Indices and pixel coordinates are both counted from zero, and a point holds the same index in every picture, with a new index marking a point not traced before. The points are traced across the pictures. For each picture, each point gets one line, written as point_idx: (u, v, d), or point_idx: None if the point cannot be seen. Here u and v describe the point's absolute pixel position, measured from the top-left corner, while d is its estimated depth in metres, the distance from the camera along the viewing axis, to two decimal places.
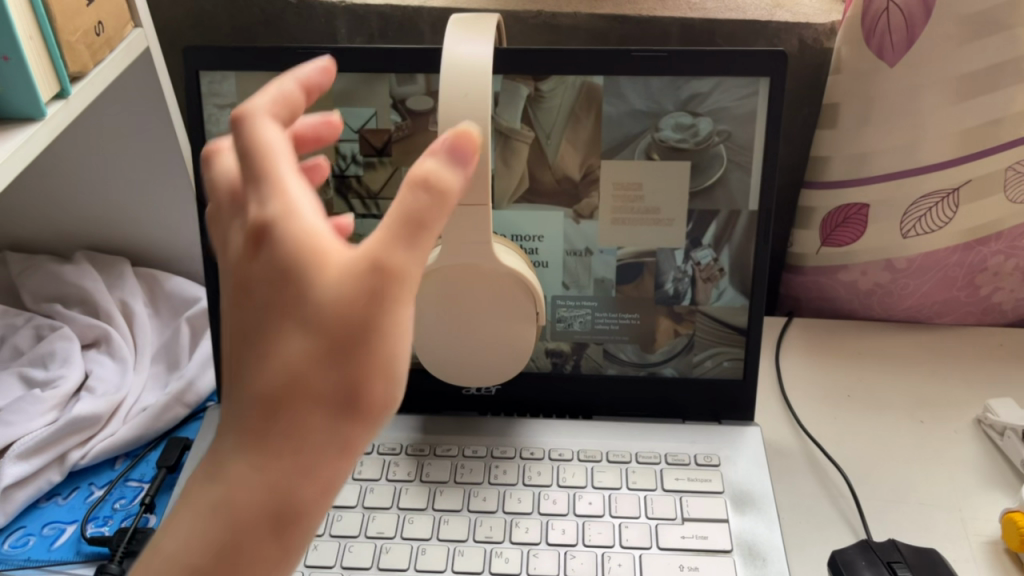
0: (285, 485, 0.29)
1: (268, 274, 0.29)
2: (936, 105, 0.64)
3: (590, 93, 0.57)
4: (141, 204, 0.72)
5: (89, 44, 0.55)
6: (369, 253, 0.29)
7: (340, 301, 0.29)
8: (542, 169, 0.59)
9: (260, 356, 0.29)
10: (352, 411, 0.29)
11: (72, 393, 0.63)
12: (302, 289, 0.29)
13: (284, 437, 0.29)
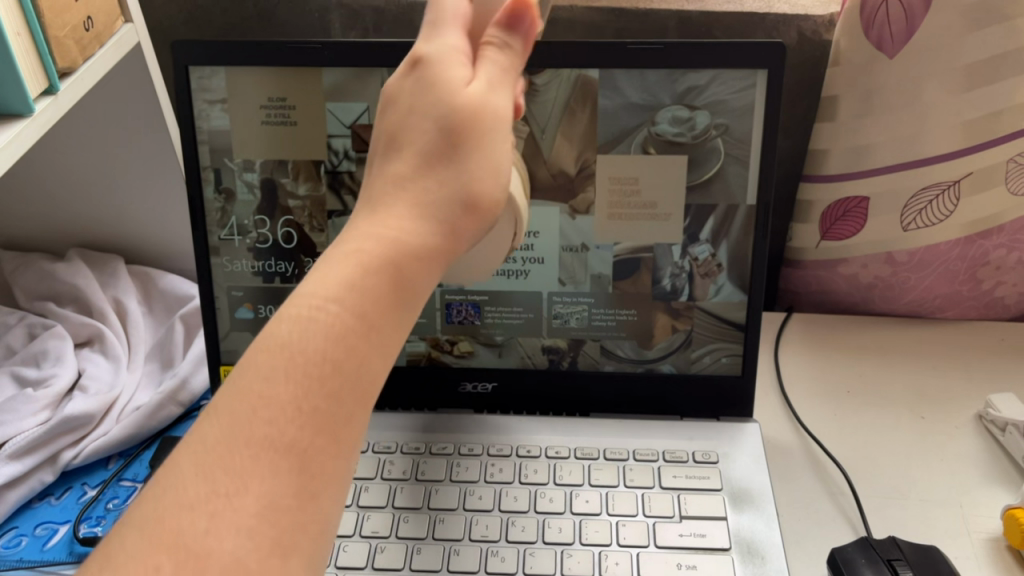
0: (410, 255, 0.33)
1: (414, 97, 0.37)
2: (936, 97, 0.63)
3: (584, 89, 0.56)
4: (135, 201, 0.72)
5: (78, 39, 0.54)
6: (487, 75, 0.36)
7: (477, 104, 0.35)
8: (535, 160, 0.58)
9: (388, 209, 0.34)
10: (476, 200, 0.35)
11: (65, 392, 0.62)
12: (441, 93, 0.36)
13: (405, 211, 0.34)
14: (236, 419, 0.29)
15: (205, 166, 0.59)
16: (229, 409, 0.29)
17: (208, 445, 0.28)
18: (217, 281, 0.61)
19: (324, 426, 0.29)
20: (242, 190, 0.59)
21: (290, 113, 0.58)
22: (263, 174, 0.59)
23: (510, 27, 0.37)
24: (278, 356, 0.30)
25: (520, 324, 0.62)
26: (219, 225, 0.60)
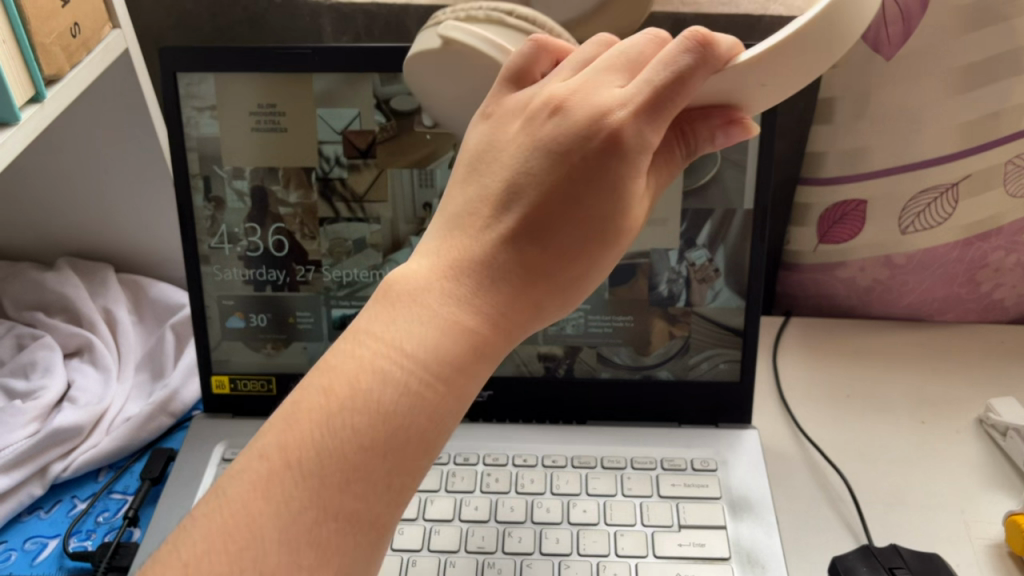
0: (499, 340, 0.35)
1: (587, 157, 0.33)
2: (933, 98, 0.63)
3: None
4: (125, 209, 0.71)
5: (64, 46, 0.53)
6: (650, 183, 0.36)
7: (626, 210, 0.34)
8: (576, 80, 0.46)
9: (501, 271, 0.34)
10: (573, 296, 0.36)
11: (54, 404, 0.61)
12: (613, 178, 0.33)
13: (516, 284, 0.34)
14: (326, 482, 0.32)
15: (194, 174, 0.58)
16: (326, 454, 0.32)
17: (297, 479, 0.31)
18: (208, 290, 0.60)
19: (401, 485, 0.33)
20: (231, 197, 0.59)
21: (280, 119, 0.57)
22: (253, 181, 0.58)
23: (713, 137, 0.38)
24: (378, 413, 0.32)
25: None
26: (209, 234, 0.59)
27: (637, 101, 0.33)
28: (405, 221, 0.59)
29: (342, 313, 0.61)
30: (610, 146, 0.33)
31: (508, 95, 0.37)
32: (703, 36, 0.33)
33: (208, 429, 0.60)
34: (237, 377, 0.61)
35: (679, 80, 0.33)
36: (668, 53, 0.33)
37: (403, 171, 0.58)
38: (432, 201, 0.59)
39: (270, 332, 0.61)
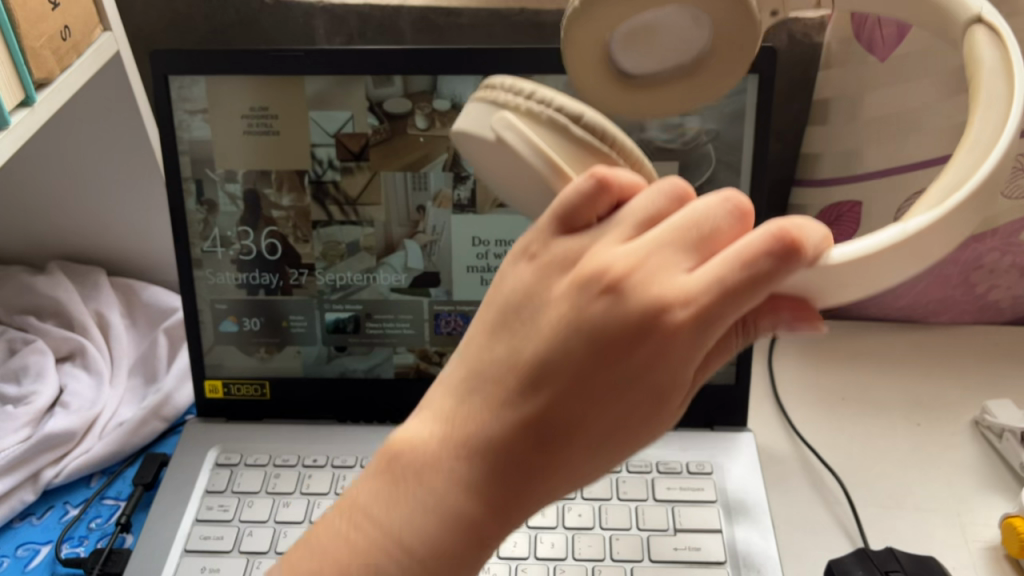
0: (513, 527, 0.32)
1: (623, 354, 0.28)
2: (928, 99, 0.63)
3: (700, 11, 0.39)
4: (117, 212, 0.71)
5: (55, 50, 0.53)
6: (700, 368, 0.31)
7: (665, 408, 0.29)
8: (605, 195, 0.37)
9: (516, 465, 0.30)
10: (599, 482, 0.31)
11: (46, 409, 0.61)
12: (651, 381, 0.28)
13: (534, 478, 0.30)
14: None
15: (186, 177, 0.58)
16: None
17: None
18: (200, 294, 0.60)
19: None
20: (224, 201, 0.58)
21: (273, 122, 0.57)
22: (245, 185, 0.58)
23: (787, 327, 0.31)
24: None
25: None
26: (201, 237, 0.59)
27: (700, 302, 0.28)
28: (399, 224, 0.59)
29: (336, 317, 0.61)
30: (662, 349, 0.28)
31: (555, 239, 0.31)
32: (790, 237, 0.28)
33: (200, 433, 0.60)
34: (230, 381, 0.61)
35: (750, 275, 0.27)
36: (742, 249, 0.28)
37: (397, 174, 0.58)
38: (426, 204, 0.59)
39: (263, 336, 0.61)
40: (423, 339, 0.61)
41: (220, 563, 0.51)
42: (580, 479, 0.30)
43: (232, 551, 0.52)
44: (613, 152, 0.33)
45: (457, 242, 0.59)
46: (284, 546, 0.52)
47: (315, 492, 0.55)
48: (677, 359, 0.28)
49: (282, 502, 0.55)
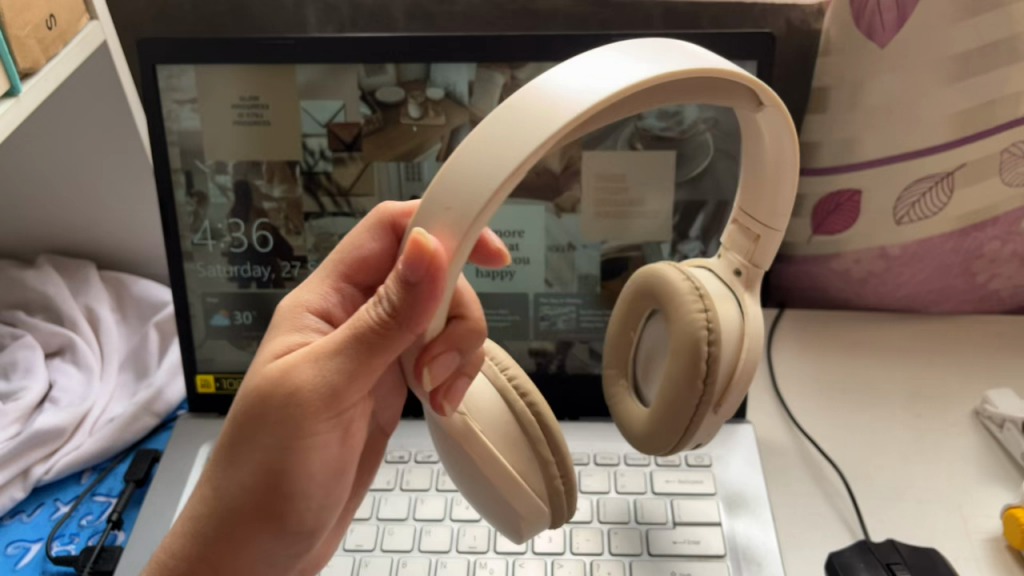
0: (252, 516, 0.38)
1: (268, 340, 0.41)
2: (929, 87, 0.62)
3: (716, 391, 0.43)
4: (108, 205, 0.70)
5: (40, 39, 0.51)
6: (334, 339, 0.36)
7: (287, 361, 0.37)
8: (524, 423, 0.38)
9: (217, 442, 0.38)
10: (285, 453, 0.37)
11: (35, 405, 0.60)
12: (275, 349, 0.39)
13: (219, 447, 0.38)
14: None
15: (175, 169, 0.57)
16: None
17: None
18: (191, 288, 0.59)
19: None
20: (214, 192, 0.58)
21: (263, 112, 0.56)
22: (236, 175, 0.57)
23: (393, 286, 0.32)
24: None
25: (506, 326, 0.61)
26: (191, 230, 0.58)
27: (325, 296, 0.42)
28: None
29: None
30: (292, 325, 0.41)
31: None
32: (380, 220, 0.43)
33: (192, 429, 0.59)
34: (223, 375, 0.60)
35: (353, 255, 0.43)
36: (353, 250, 0.43)
37: (390, 164, 0.57)
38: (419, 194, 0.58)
39: (256, 330, 0.60)
40: None
41: None
42: (249, 424, 0.37)
43: None
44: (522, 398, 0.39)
45: None
46: None
47: None
48: (286, 317, 0.41)
49: None
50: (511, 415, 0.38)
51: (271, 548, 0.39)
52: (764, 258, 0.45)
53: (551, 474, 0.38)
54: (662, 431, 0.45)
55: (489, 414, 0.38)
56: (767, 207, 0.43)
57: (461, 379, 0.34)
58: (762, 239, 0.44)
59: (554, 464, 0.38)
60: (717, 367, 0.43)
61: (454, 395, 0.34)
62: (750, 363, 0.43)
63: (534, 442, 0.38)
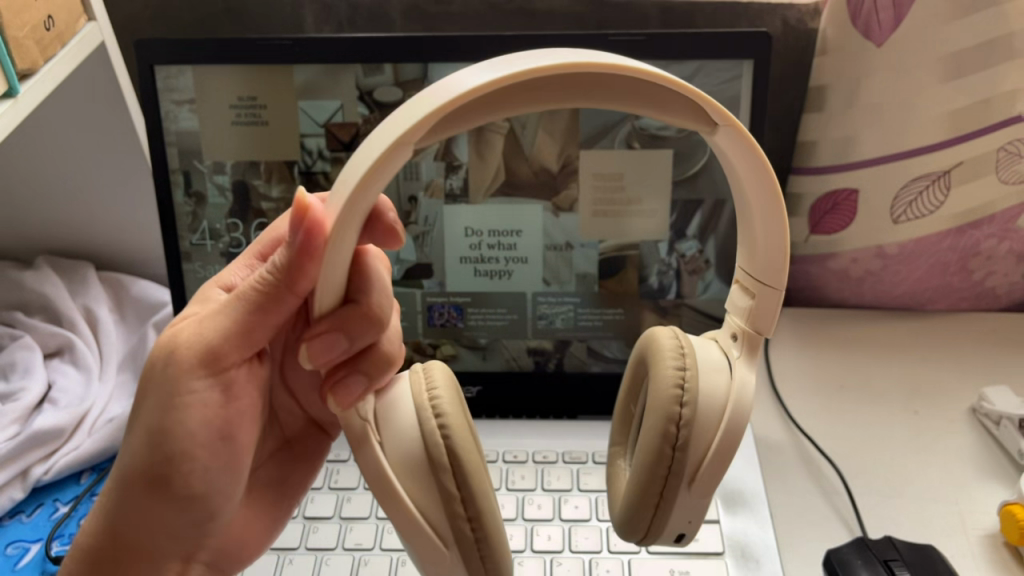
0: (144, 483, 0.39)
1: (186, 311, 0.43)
2: (925, 85, 0.62)
3: (688, 462, 0.35)
4: (107, 206, 0.70)
5: (38, 39, 0.51)
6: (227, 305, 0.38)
7: (182, 327, 0.39)
8: (433, 462, 0.32)
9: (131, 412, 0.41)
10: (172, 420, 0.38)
11: (35, 405, 0.60)
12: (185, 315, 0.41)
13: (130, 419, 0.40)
14: None
15: (174, 169, 0.57)
16: None
17: None
18: (190, 289, 0.59)
19: None
20: (213, 192, 0.58)
21: (261, 112, 0.56)
22: (234, 175, 0.58)
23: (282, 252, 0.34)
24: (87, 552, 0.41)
25: (504, 326, 0.61)
26: (189, 230, 0.59)
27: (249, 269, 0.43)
28: None
29: None
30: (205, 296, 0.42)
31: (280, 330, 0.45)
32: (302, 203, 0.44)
33: None
34: None
35: (273, 234, 0.44)
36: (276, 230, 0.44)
37: None
38: (418, 194, 0.59)
39: None
40: (417, 331, 0.62)
41: None
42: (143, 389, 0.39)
43: None
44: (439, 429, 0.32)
45: (449, 234, 0.60)
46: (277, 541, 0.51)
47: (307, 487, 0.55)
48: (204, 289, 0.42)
49: None
50: (423, 458, 0.33)
51: (171, 523, 0.40)
52: (766, 323, 0.36)
53: (462, 530, 0.32)
54: (630, 508, 0.37)
55: (392, 437, 0.33)
56: (764, 259, 0.35)
57: (353, 378, 0.34)
58: (757, 297, 0.36)
59: (467, 521, 0.32)
60: (690, 435, 0.35)
61: (343, 397, 0.33)
62: (733, 433, 0.34)
63: (446, 495, 0.32)
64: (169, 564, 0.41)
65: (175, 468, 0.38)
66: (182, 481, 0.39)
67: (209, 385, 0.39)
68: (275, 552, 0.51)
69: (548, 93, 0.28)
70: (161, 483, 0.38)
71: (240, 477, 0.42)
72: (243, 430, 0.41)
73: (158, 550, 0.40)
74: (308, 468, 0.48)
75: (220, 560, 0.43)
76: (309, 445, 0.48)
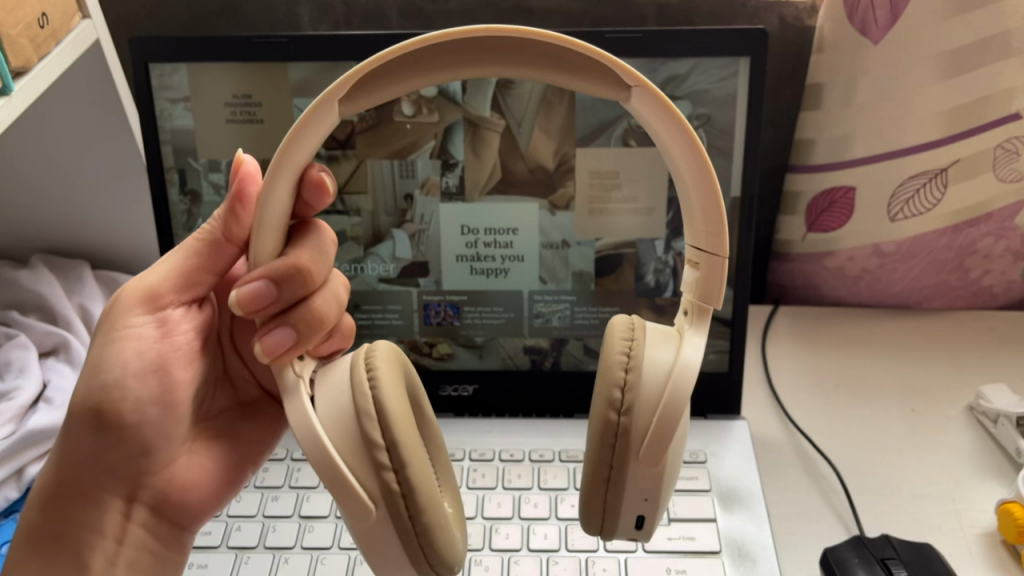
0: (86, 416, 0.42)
1: None
2: (922, 83, 0.62)
3: (633, 429, 0.34)
4: (102, 205, 0.70)
5: (32, 37, 0.51)
6: (184, 252, 0.44)
7: (141, 280, 0.44)
8: (359, 411, 0.33)
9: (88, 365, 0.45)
10: (117, 354, 0.42)
11: (30, 404, 0.59)
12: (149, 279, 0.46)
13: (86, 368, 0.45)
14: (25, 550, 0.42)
15: (169, 167, 0.58)
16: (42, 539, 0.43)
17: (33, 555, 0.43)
18: None
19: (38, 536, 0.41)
20: (208, 190, 0.59)
21: (257, 110, 0.56)
22: (230, 174, 0.58)
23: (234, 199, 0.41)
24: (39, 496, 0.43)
25: (501, 324, 0.61)
26: (185, 228, 0.59)
27: None
28: (386, 214, 0.59)
29: None
30: None
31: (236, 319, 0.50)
32: None
33: None
34: None
35: None
36: None
37: (383, 162, 0.58)
38: (413, 191, 0.59)
39: None
40: (412, 330, 0.62)
41: (207, 560, 0.50)
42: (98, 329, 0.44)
43: (220, 547, 0.51)
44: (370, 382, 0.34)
45: (445, 232, 0.60)
46: (274, 540, 0.51)
47: (304, 486, 0.55)
48: None
49: (271, 496, 0.54)
50: (353, 410, 0.33)
51: (110, 455, 0.42)
52: (714, 294, 0.36)
53: (386, 480, 0.32)
54: (586, 487, 0.36)
55: (324, 391, 0.34)
56: (704, 228, 0.35)
57: (281, 330, 0.36)
58: (702, 268, 0.36)
59: (391, 473, 0.32)
60: (633, 401, 0.34)
61: (272, 349, 0.35)
62: (677, 397, 0.33)
63: (368, 442, 0.32)
64: (112, 503, 0.42)
65: (107, 394, 0.42)
66: (114, 408, 0.42)
67: (145, 324, 0.43)
68: (271, 551, 0.51)
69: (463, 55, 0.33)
70: (95, 411, 0.41)
71: (176, 416, 0.44)
72: (177, 367, 0.44)
73: (98, 486, 0.42)
74: (262, 430, 0.50)
75: (165, 505, 0.44)
76: (263, 410, 0.51)
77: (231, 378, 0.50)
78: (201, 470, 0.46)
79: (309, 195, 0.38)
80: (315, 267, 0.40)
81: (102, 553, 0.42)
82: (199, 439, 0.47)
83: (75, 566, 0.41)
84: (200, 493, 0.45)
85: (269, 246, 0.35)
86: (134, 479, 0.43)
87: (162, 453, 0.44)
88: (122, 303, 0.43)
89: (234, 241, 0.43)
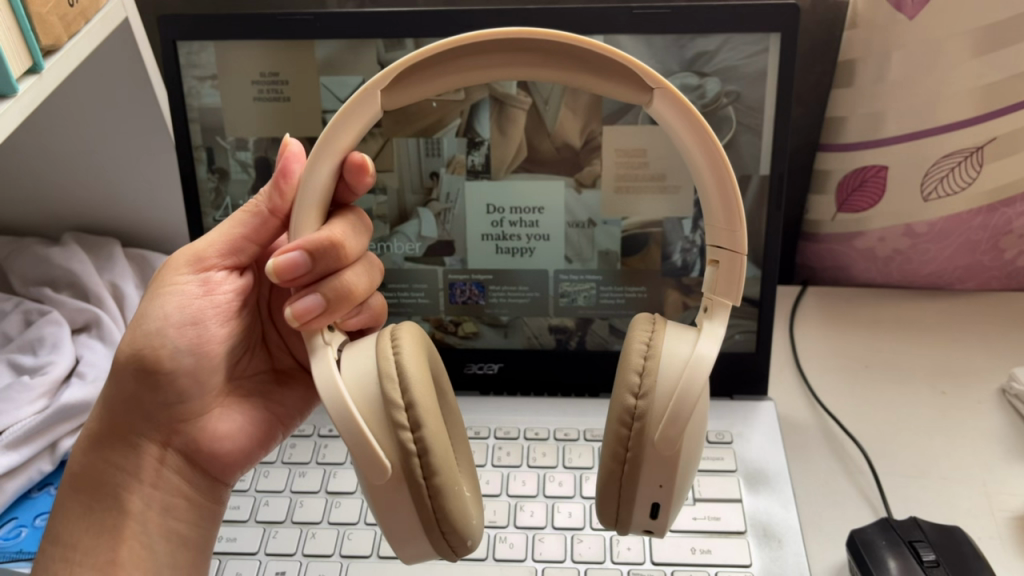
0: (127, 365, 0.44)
1: None
2: (957, 59, 0.61)
3: (651, 413, 0.34)
4: (132, 183, 0.71)
5: (63, 15, 0.51)
6: (231, 219, 0.46)
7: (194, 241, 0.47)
8: (381, 373, 0.34)
9: None
10: (161, 308, 0.45)
11: (61, 380, 0.59)
12: None
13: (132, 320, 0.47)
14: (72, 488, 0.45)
15: (197, 145, 0.59)
16: None
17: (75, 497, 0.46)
18: None
19: (83, 474, 0.44)
20: (235, 168, 0.59)
21: (283, 88, 0.57)
22: (257, 153, 0.59)
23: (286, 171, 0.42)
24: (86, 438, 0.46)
25: (526, 303, 0.61)
26: (213, 206, 0.60)
27: None
28: (412, 191, 0.59)
29: None
30: None
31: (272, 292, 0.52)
32: None
33: None
34: None
35: None
36: None
37: (409, 140, 0.58)
38: (439, 169, 0.59)
39: None
40: (438, 308, 0.62)
41: (237, 533, 0.51)
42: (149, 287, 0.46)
43: (249, 521, 0.52)
44: (393, 349, 0.34)
45: (470, 211, 0.60)
46: (300, 515, 0.52)
47: (331, 462, 0.56)
48: None
49: (298, 472, 0.55)
50: (376, 373, 0.34)
51: (149, 400, 0.45)
52: (733, 289, 0.36)
53: (403, 440, 0.33)
54: (602, 474, 0.35)
55: (351, 358, 0.35)
56: (723, 227, 0.35)
57: (311, 297, 0.37)
58: (722, 265, 0.36)
59: (408, 433, 0.33)
60: (652, 386, 0.34)
61: (302, 314, 0.36)
62: (693, 382, 0.33)
63: (388, 403, 0.33)
64: (148, 449, 0.45)
65: (147, 343, 0.44)
66: (153, 357, 0.44)
67: (190, 282, 0.45)
68: (299, 526, 0.51)
69: (533, 47, 0.33)
70: (136, 360, 0.44)
71: (211, 369, 0.46)
72: (216, 323, 0.46)
73: (137, 431, 0.45)
74: (296, 395, 0.52)
75: (199, 455, 0.46)
76: (298, 379, 0.53)
77: (268, 347, 0.53)
78: (233, 424, 0.48)
79: (349, 176, 0.40)
80: (350, 242, 0.41)
81: (139, 495, 0.44)
82: (233, 396, 0.49)
83: (114, 508, 0.44)
84: (232, 445, 0.47)
85: (309, 222, 0.36)
86: (169, 427, 0.46)
87: (196, 404, 0.46)
88: (172, 264, 0.46)
89: (277, 215, 0.45)
